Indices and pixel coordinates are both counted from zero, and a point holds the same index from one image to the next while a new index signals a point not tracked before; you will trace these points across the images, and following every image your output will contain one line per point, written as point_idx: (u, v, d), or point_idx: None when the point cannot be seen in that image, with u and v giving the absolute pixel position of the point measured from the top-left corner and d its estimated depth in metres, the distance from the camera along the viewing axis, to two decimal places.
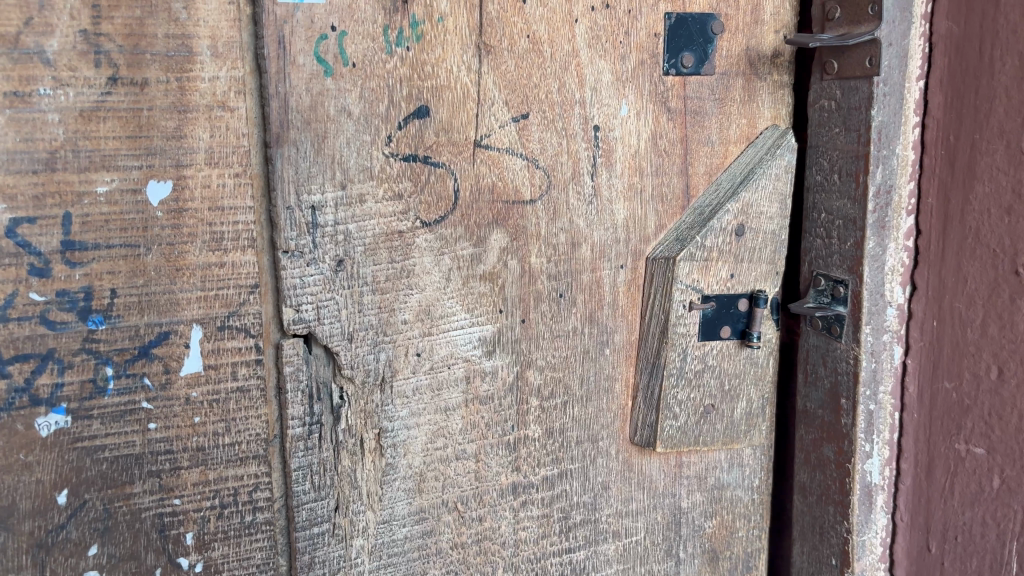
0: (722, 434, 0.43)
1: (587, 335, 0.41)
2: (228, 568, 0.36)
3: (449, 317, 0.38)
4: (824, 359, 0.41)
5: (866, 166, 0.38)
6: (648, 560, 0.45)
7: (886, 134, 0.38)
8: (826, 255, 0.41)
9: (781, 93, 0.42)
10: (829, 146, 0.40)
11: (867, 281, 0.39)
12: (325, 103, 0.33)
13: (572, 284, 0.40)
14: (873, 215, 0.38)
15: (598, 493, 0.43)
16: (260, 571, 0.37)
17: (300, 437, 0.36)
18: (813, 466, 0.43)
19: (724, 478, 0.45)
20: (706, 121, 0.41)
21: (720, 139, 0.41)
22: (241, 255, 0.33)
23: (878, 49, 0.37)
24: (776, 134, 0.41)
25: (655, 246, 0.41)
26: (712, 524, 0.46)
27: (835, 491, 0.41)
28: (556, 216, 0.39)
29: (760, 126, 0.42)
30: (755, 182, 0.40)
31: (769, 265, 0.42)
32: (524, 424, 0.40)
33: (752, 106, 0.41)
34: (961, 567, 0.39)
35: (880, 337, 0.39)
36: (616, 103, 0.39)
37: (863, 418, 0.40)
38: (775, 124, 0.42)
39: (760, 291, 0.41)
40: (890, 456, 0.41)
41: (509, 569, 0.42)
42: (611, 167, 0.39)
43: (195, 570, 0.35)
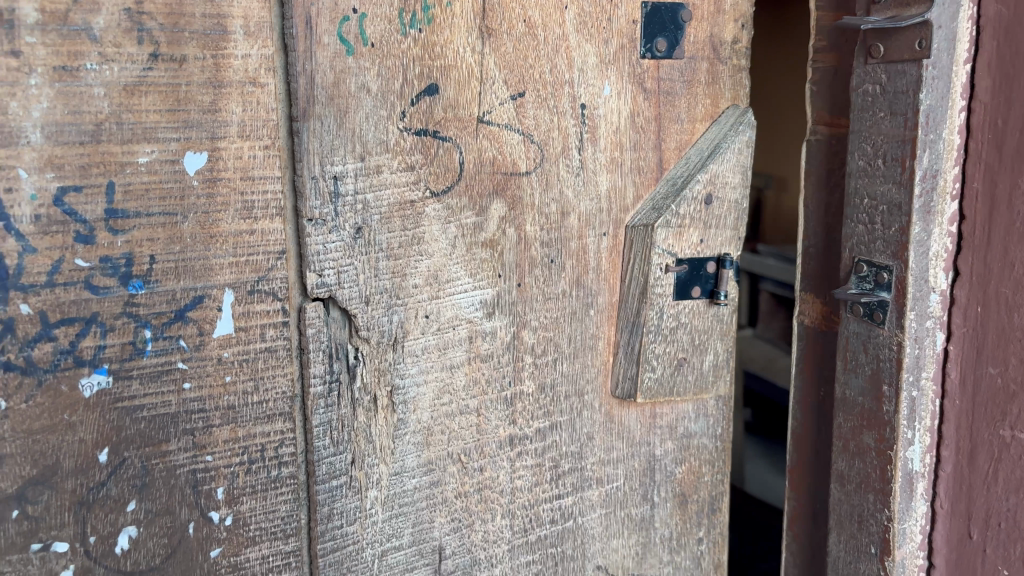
0: (693, 385, 0.47)
1: (575, 297, 0.44)
2: (255, 521, 0.38)
3: (454, 281, 0.41)
4: (865, 345, 0.43)
5: (913, 150, 0.40)
6: (626, 505, 0.49)
7: (932, 118, 0.40)
8: (870, 240, 0.42)
9: (743, 75, 0.46)
10: (873, 132, 0.42)
11: (912, 267, 0.41)
12: (346, 80, 0.36)
13: (562, 250, 0.43)
14: (919, 199, 0.40)
15: (584, 444, 0.46)
16: (285, 523, 0.39)
17: (321, 394, 0.39)
18: (852, 453, 0.45)
19: (692, 428, 0.50)
20: (676, 101, 0.45)
21: (688, 117, 0.45)
22: (270, 223, 0.36)
23: (928, 32, 0.39)
24: (736, 113, 0.46)
25: (633, 215, 0.44)
26: (682, 470, 0.50)
27: (875, 478, 0.43)
28: (548, 187, 0.42)
29: (722, 106, 0.46)
30: (722, 155, 0.45)
31: (733, 232, 0.46)
32: (519, 380, 0.44)
33: (715, 87, 0.46)
34: (1003, 550, 0.43)
35: (923, 322, 0.42)
36: (600, 84, 0.42)
37: (907, 404, 0.42)
38: (735, 103, 0.46)
39: (727, 255, 0.46)
40: (931, 444, 0.44)
41: (506, 516, 0.45)
42: (596, 142, 0.43)
43: (225, 523, 0.37)
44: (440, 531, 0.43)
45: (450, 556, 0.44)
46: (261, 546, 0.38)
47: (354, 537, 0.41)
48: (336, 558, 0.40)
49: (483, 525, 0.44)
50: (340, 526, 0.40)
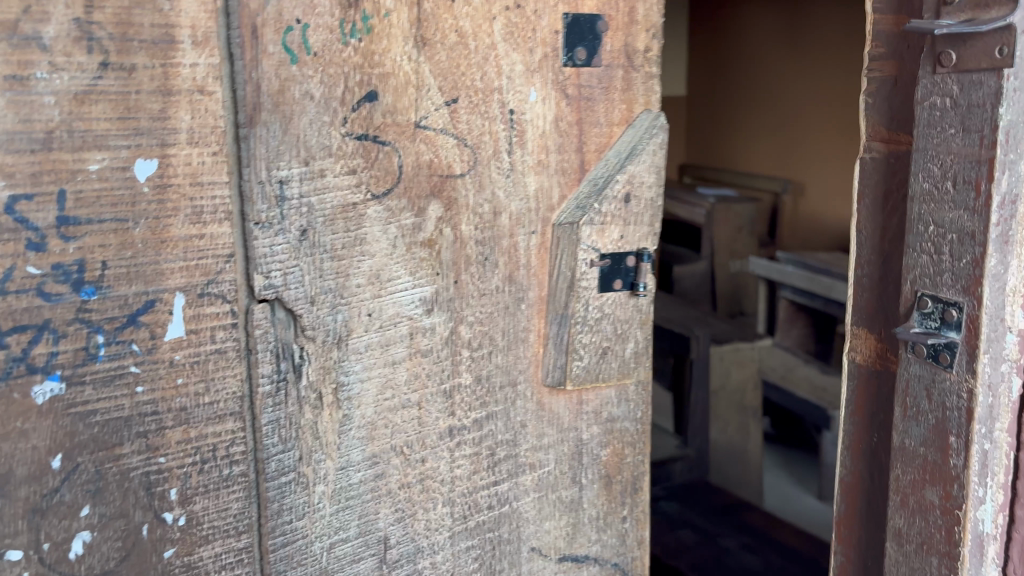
0: (617, 371, 0.50)
1: (507, 292, 0.46)
2: (208, 521, 0.39)
3: (395, 279, 0.42)
4: (930, 392, 0.42)
5: (991, 173, 0.38)
6: (557, 488, 0.51)
7: (1011, 135, 0.38)
8: (935, 273, 0.41)
9: (654, 82, 0.49)
10: (941, 149, 0.40)
11: (985, 307, 0.39)
12: (291, 88, 0.37)
13: (494, 249, 0.45)
14: (996, 231, 0.39)
15: (517, 431, 0.49)
16: (237, 521, 0.40)
17: (269, 393, 0.39)
18: (912, 508, 0.44)
19: (615, 412, 0.52)
20: (596, 106, 0.47)
21: (606, 121, 0.48)
22: (219, 228, 0.37)
23: (1011, 37, 0.37)
24: (650, 117, 0.49)
25: (559, 214, 0.47)
26: (607, 452, 0.53)
27: (939, 538, 0.43)
28: (480, 188, 0.44)
29: (636, 111, 0.49)
30: (637, 156, 0.48)
31: (650, 228, 0.49)
32: (457, 373, 0.46)
33: (630, 92, 0.48)
34: None
35: (996, 368, 0.41)
36: (526, 91, 0.45)
37: (977, 459, 0.41)
38: (648, 108, 0.49)
39: (645, 249, 0.49)
40: (1000, 500, 0.43)
41: (447, 504, 0.47)
42: (524, 146, 0.45)
43: (178, 524, 0.38)
44: (384, 521, 0.45)
45: (394, 545, 0.45)
46: (214, 545, 0.39)
47: (303, 531, 0.42)
48: (286, 552, 0.41)
49: (426, 514, 0.46)
50: (290, 521, 0.41)
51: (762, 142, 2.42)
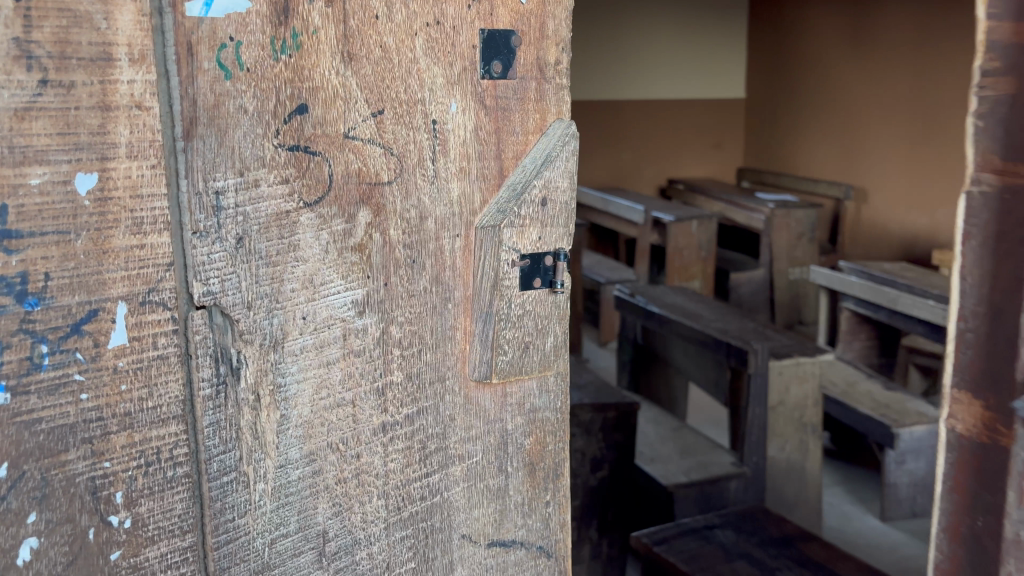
0: (538, 364, 0.53)
1: (435, 293, 0.49)
2: (153, 522, 0.40)
3: (327, 283, 0.44)
4: None
5: None
6: (485, 477, 0.54)
7: None
8: None
9: (565, 93, 0.52)
10: None
11: None
12: (225, 102, 0.39)
13: (421, 252, 0.48)
14: None
15: (447, 425, 0.51)
16: (181, 521, 0.41)
17: (210, 396, 0.41)
18: None
19: (536, 403, 0.55)
20: (512, 116, 0.50)
21: (522, 130, 0.51)
22: (158, 237, 0.38)
23: None
24: (562, 125, 0.52)
25: (480, 217, 0.50)
26: (530, 441, 0.55)
27: None
28: (406, 194, 0.47)
29: (549, 120, 0.52)
30: (550, 162, 0.51)
31: (564, 229, 0.53)
32: (389, 371, 0.48)
33: (542, 103, 0.51)
34: None
35: None
36: (447, 102, 0.47)
37: None
38: (560, 117, 0.52)
39: (561, 248, 0.52)
40: None
41: (382, 496, 0.49)
42: (446, 154, 0.48)
43: (124, 526, 0.39)
44: (323, 515, 0.46)
45: (333, 538, 0.47)
46: (159, 545, 0.40)
47: (245, 528, 0.43)
48: (230, 550, 0.43)
49: (362, 507, 0.48)
50: (232, 520, 0.43)
51: (832, 153, 3.22)
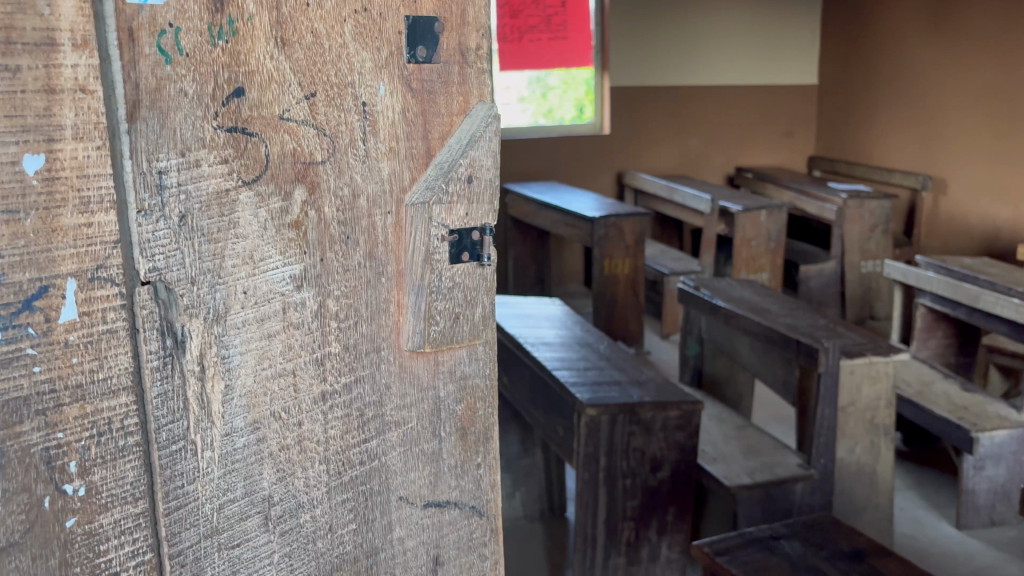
0: (469, 333, 0.56)
1: (368, 267, 0.51)
2: (106, 489, 0.42)
3: (266, 258, 0.46)
4: None
5: None
6: (420, 441, 0.56)
7: None
8: None
9: (487, 77, 0.55)
10: None
11: None
12: (165, 85, 0.41)
13: (354, 228, 0.50)
14: None
15: (383, 393, 0.54)
16: (132, 487, 0.43)
17: (158, 368, 0.43)
18: None
19: (467, 370, 0.58)
20: (436, 99, 0.53)
21: (446, 112, 0.54)
22: (105, 216, 0.40)
23: None
24: (485, 106, 0.55)
25: (411, 194, 0.52)
26: (461, 408, 0.58)
27: None
28: (340, 172, 0.49)
29: (472, 102, 0.55)
30: (474, 142, 0.54)
31: (491, 206, 0.56)
32: (327, 342, 0.50)
33: (464, 87, 0.54)
34: None
35: None
36: (376, 85, 0.50)
37: None
38: (482, 100, 0.55)
39: (488, 223, 0.55)
40: None
41: (323, 461, 0.51)
42: (376, 133, 0.50)
43: (79, 493, 0.41)
44: (266, 480, 0.49)
45: (278, 502, 0.49)
46: (113, 512, 0.42)
47: (193, 494, 0.46)
48: (179, 514, 0.45)
49: (304, 473, 0.50)
50: (181, 485, 0.45)
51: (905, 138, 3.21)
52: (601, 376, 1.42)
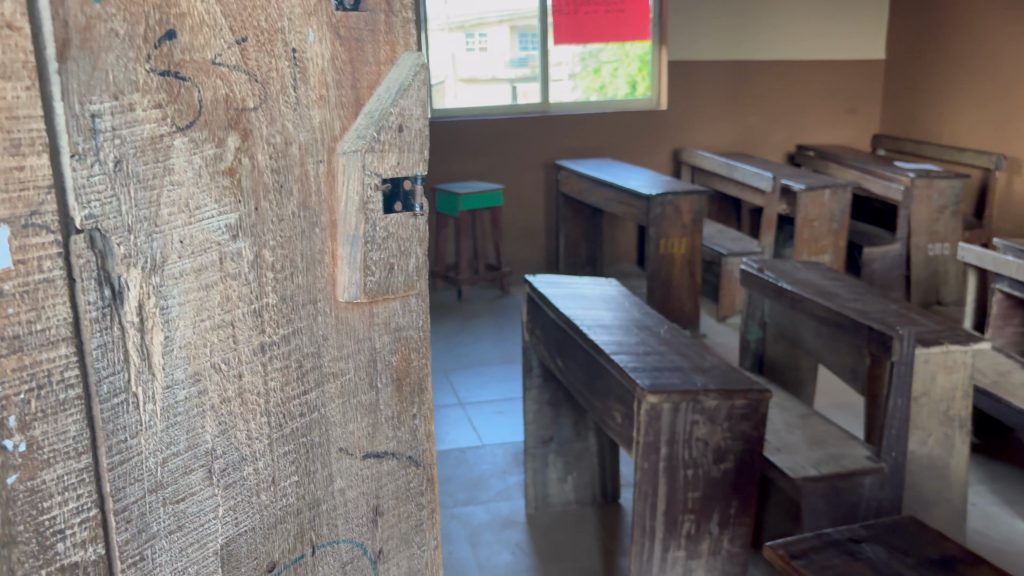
0: (404, 284, 0.55)
1: (303, 217, 0.50)
2: (49, 444, 0.41)
3: (202, 207, 0.45)
4: None
5: None
6: (358, 393, 0.55)
7: None
8: None
9: (412, 26, 0.53)
10: None
11: None
12: (96, 26, 0.39)
13: (288, 177, 0.49)
14: None
15: (320, 343, 0.52)
16: (76, 441, 0.41)
17: (96, 319, 0.41)
18: None
19: (402, 322, 0.56)
20: (364, 47, 0.51)
21: (374, 61, 0.52)
22: (37, 158, 0.38)
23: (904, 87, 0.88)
24: (412, 55, 0.53)
25: (343, 142, 0.51)
26: (396, 359, 0.57)
27: None
28: (271, 120, 0.48)
29: (400, 51, 0.53)
30: (403, 90, 0.52)
31: (420, 155, 0.54)
32: (264, 294, 0.49)
33: (391, 35, 0.52)
34: None
35: None
36: (305, 32, 0.48)
37: None
38: (409, 48, 0.54)
39: (417, 172, 0.54)
40: None
41: (265, 411, 0.50)
42: (306, 81, 0.49)
43: (19, 450, 0.39)
44: (210, 434, 0.47)
45: (221, 455, 0.48)
46: (55, 467, 0.41)
47: (136, 449, 0.44)
48: (123, 470, 0.44)
49: (244, 425, 0.49)
50: (124, 440, 0.43)
51: None
52: (661, 360, 1.45)
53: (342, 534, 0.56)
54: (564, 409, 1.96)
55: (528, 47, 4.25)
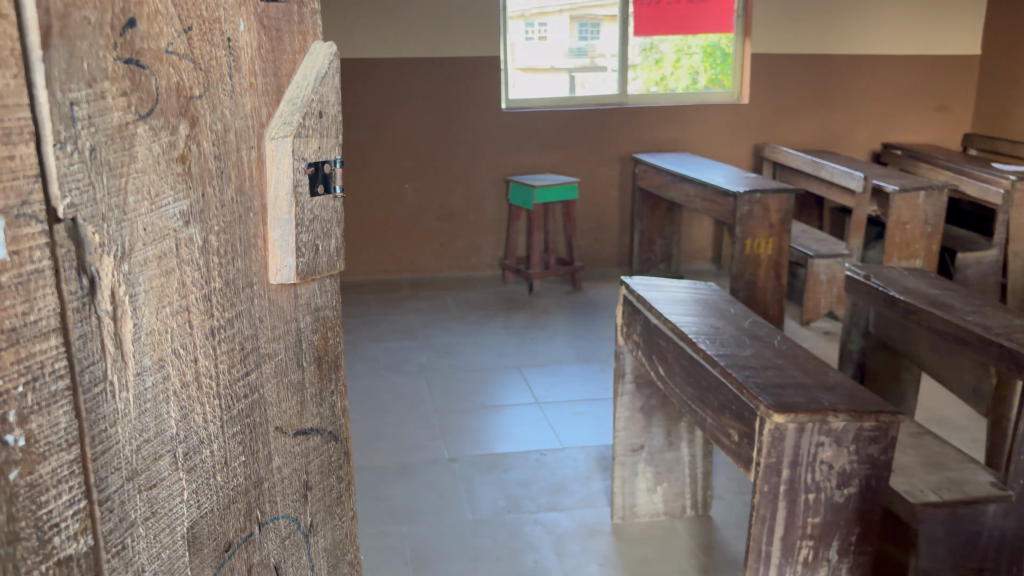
0: (326, 262, 0.64)
1: (239, 202, 0.56)
2: (42, 438, 0.43)
3: (160, 195, 0.50)
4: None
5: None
6: (287, 371, 0.63)
7: None
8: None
9: (318, 17, 0.64)
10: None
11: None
12: (70, 11, 0.43)
13: (227, 163, 0.55)
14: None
15: (256, 327, 0.59)
16: (66, 434, 0.44)
17: (77, 308, 0.44)
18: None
19: (318, 300, 0.66)
20: (282, 43, 0.60)
21: (290, 52, 0.61)
22: (24, 147, 0.40)
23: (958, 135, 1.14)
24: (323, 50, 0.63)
25: (270, 128, 0.59)
26: (316, 337, 0.66)
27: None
28: (213, 107, 0.53)
29: (309, 44, 0.63)
30: (321, 77, 0.62)
31: (335, 138, 0.64)
32: (212, 278, 0.54)
33: (302, 29, 0.62)
34: None
35: None
36: (236, 22, 0.55)
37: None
38: (318, 42, 0.64)
39: (336, 155, 0.64)
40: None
41: (217, 395, 0.56)
42: (239, 70, 0.55)
43: (19, 445, 0.41)
44: (171, 419, 0.52)
45: (182, 439, 0.53)
46: (50, 461, 0.43)
47: (113, 438, 0.48)
48: (105, 458, 0.47)
49: (200, 406, 0.54)
50: (104, 428, 0.47)
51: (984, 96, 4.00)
52: (783, 377, 1.64)
53: (279, 510, 0.64)
54: (657, 424, 2.47)
55: (585, 35, 5.08)
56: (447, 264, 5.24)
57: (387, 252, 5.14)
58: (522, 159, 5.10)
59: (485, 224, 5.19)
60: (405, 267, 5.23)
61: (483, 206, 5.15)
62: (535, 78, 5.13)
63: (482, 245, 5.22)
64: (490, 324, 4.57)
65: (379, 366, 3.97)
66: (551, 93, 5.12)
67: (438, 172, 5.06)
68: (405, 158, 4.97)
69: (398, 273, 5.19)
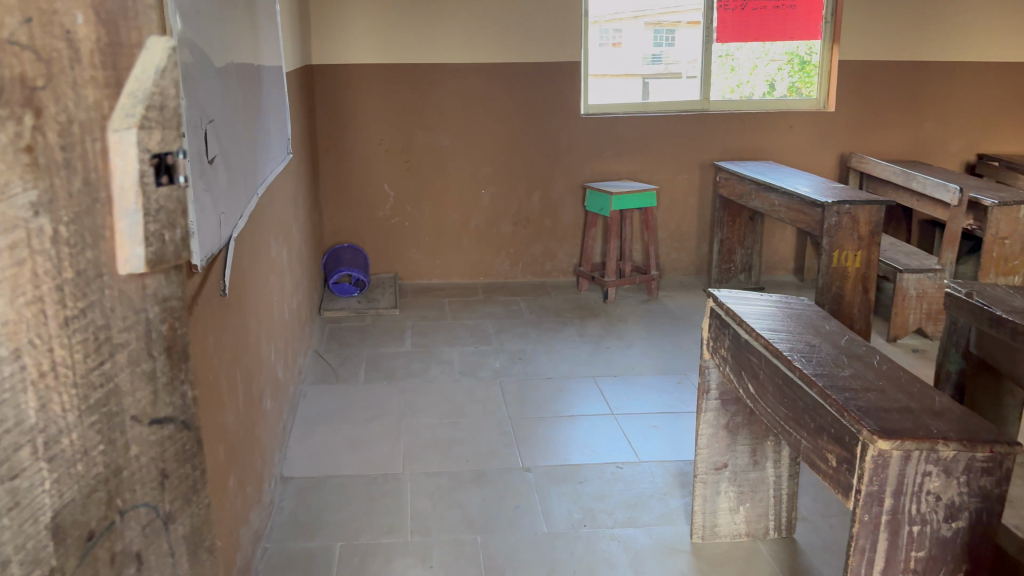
0: (174, 256, 0.53)
1: (81, 191, 0.47)
2: None
3: (11, 192, 0.44)
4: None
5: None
6: (139, 363, 0.53)
7: None
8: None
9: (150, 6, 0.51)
10: None
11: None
12: None
13: (71, 153, 0.46)
14: None
15: (107, 315, 0.50)
16: None
17: None
18: None
19: (166, 289, 0.54)
20: (121, 26, 0.49)
21: (129, 40, 0.49)
22: None
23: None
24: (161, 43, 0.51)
25: (114, 119, 0.48)
26: (166, 326, 0.55)
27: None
28: (57, 97, 0.45)
29: (148, 36, 0.51)
30: (161, 71, 0.51)
31: (177, 124, 0.53)
32: (65, 267, 0.47)
33: (137, 17, 0.50)
34: None
35: None
36: (74, 11, 0.46)
37: None
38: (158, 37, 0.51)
39: (181, 145, 0.53)
40: None
41: (71, 382, 0.49)
42: (79, 61, 0.46)
43: None
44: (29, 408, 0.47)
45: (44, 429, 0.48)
46: None
47: None
48: None
49: (53, 399, 0.48)
50: None
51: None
52: (886, 400, 1.64)
53: (141, 498, 0.54)
54: (739, 443, 2.71)
55: (660, 43, 5.21)
56: (521, 268, 5.62)
57: (467, 256, 5.56)
58: (600, 166, 5.35)
59: (561, 230, 5.54)
60: (483, 271, 5.63)
61: (561, 212, 5.49)
62: (617, 82, 5.32)
63: (557, 251, 5.59)
64: (565, 331, 4.98)
65: (455, 371, 4.51)
66: (621, 103, 5.32)
67: (517, 177, 5.38)
68: (484, 163, 5.32)
69: (475, 276, 5.61)
